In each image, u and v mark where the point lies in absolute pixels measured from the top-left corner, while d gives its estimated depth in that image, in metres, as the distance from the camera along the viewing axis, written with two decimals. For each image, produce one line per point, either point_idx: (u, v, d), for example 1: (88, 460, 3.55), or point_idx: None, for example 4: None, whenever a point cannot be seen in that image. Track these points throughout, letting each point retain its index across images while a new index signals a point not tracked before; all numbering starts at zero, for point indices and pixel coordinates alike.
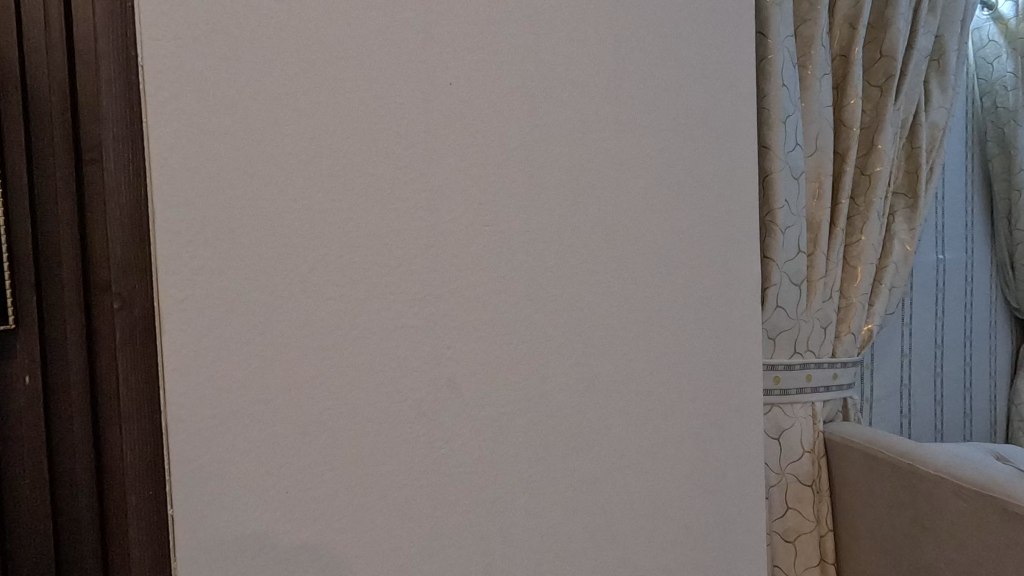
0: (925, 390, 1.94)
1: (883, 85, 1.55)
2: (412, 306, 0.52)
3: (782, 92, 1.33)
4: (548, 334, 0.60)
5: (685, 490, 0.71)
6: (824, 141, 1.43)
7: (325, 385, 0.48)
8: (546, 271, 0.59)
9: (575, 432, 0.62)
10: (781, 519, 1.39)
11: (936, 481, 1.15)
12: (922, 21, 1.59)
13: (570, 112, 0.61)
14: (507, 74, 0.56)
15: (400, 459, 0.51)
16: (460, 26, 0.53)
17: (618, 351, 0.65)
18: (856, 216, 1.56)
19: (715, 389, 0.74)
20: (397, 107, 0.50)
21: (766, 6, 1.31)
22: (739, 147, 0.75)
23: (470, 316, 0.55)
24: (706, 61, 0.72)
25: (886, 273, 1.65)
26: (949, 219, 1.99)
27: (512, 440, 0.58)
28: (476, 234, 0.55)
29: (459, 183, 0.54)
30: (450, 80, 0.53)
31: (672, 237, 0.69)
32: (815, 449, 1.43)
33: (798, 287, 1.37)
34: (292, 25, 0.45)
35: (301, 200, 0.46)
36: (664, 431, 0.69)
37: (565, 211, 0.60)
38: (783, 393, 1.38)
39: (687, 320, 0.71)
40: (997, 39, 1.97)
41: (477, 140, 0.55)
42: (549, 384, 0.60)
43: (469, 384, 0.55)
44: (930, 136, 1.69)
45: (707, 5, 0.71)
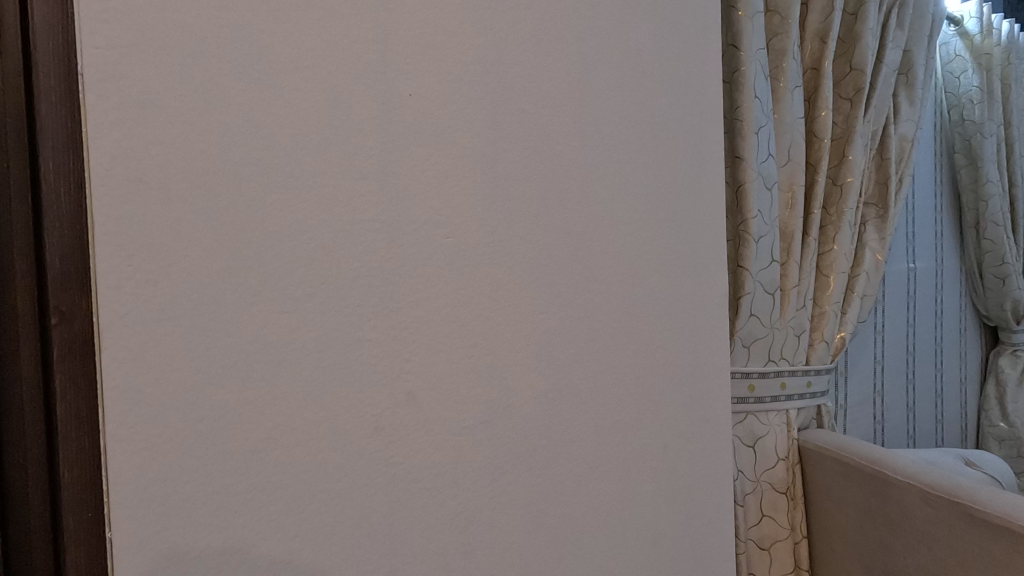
0: (898, 396, 1.98)
1: (853, 98, 1.58)
2: (370, 319, 0.51)
3: (755, 103, 1.34)
4: (512, 347, 0.59)
5: (654, 502, 0.71)
6: (797, 152, 1.45)
7: (278, 401, 0.47)
8: (510, 283, 0.59)
9: (540, 445, 0.61)
10: (756, 528, 1.39)
11: (906, 487, 1.17)
12: (889, 36, 1.63)
13: (534, 123, 0.61)
14: (469, 85, 0.56)
15: (357, 476, 0.50)
16: (421, 36, 0.53)
17: (584, 362, 0.65)
18: (828, 226, 1.59)
19: (683, 400, 0.74)
20: (356, 118, 0.50)
21: (739, 19, 1.33)
22: (706, 159, 0.76)
23: (430, 329, 0.54)
24: (673, 74, 0.72)
25: (858, 282, 1.68)
26: (920, 228, 2.03)
27: (475, 454, 0.57)
28: (438, 246, 0.54)
29: (420, 195, 0.53)
30: (411, 91, 0.52)
31: (640, 249, 0.69)
32: (789, 457, 1.44)
33: (771, 296, 1.38)
34: (244, 34, 0.45)
35: (254, 212, 0.45)
36: (632, 444, 0.69)
37: (530, 222, 0.60)
38: (757, 401, 1.39)
39: (654, 330, 0.71)
40: (963, 54, 2.03)
41: (438, 152, 0.54)
42: (512, 397, 0.59)
43: (429, 399, 0.54)
44: (899, 147, 1.73)
45: (675, 18, 0.72)
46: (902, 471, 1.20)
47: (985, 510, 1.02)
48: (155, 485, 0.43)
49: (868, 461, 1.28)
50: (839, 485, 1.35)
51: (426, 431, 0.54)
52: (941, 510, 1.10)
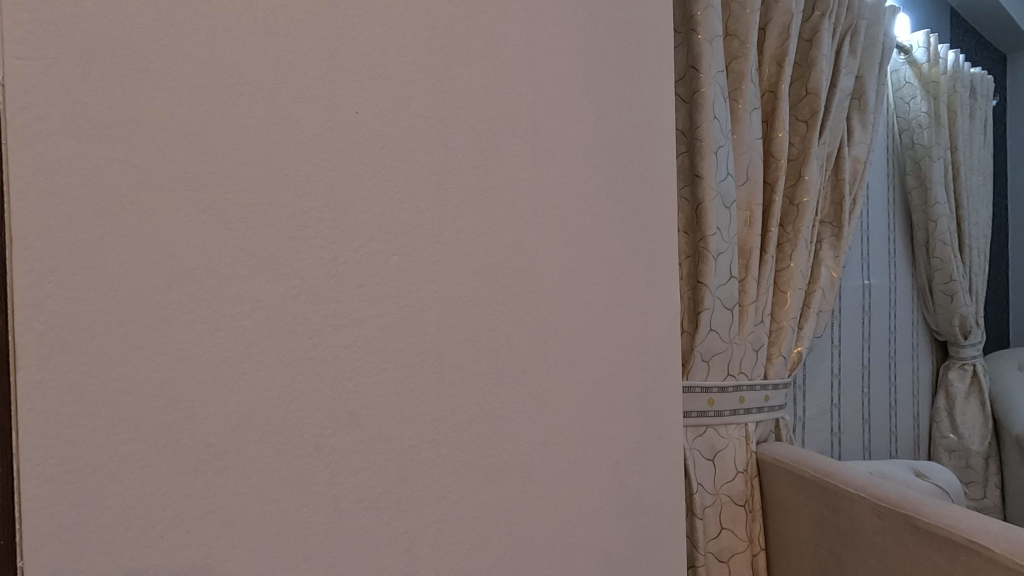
0: (854, 409, 2.04)
1: (808, 120, 1.64)
2: (312, 337, 0.50)
3: (714, 124, 1.38)
4: (460, 365, 0.59)
5: (604, 518, 0.71)
6: (754, 172, 1.49)
7: (211, 421, 0.46)
8: (458, 300, 0.59)
9: (487, 463, 0.61)
10: (716, 540, 1.40)
11: (857, 499, 1.22)
12: (842, 63, 1.71)
13: (485, 141, 0.61)
14: (419, 103, 0.56)
15: (293, 497, 0.49)
16: (369, 53, 0.53)
17: (534, 379, 0.65)
18: (785, 243, 1.64)
19: (634, 416, 0.75)
20: (300, 135, 0.49)
21: (699, 42, 1.37)
22: (659, 180, 0.78)
23: (374, 347, 0.54)
24: (626, 96, 0.74)
25: (815, 298, 1.73)
26: (875, 245, 2.11)
27: (420, 474, 0.56)
28: (384, 263, 0.54)
29: (366, 212, 0.53)
30: (359, 109, 0.53)
31: (591, 268, 0.70)
32: (748, 469, 1.47)
33: (730, 312, 1.41)
34: (182, 49, 0.44)
35: (187, 228, 0.44)
36: (583, 461, 0.69)
37: (480, 239, 0.61)
38: (716, 415, 1.41)
39: (605, 348, 0.72)
40: (912, 81, 2.14)
41: (385, 169, 0.54)
42: (460, 415, 0.59)
43: (373, 418, 0.54)
44: (853, 169, 1.81)
45: (627, 42, 0.74)
46: (852, 484, 1.25)
47: (929, 520, 1.08)
48: (70, 512, 0.41)
49: (821, 474, 1.33)
50: (794, 497, 1.38)
51: (369, 451, 0.53)
52: (889, 521, 1.15)
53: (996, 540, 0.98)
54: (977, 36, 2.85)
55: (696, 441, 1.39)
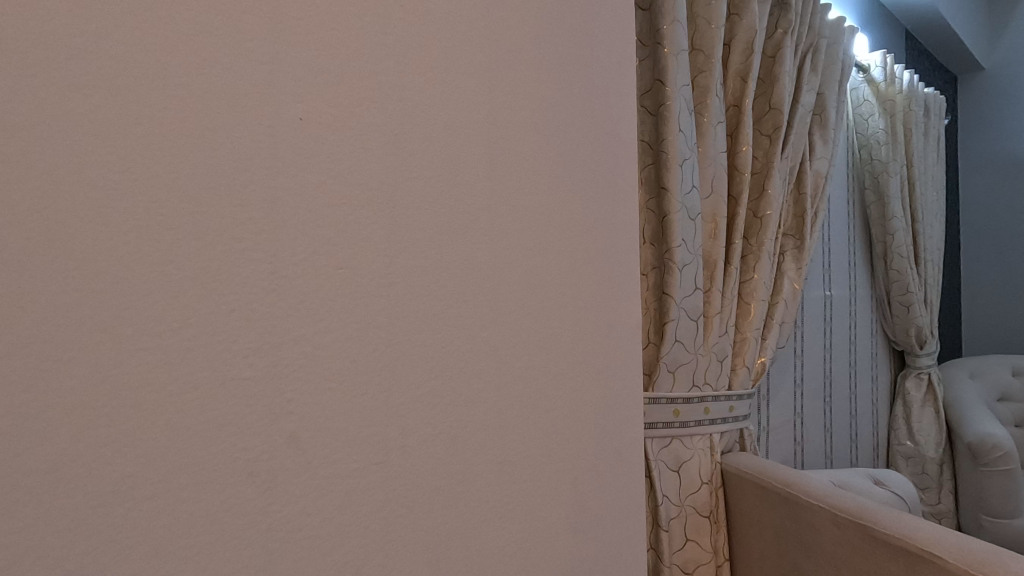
0: (817, 418, 2.07)
1: (772, 135, 1.67)
2: (248, 356, 0.47)
3: (680, 136, 1.39)
4: (410, 384, 0.57)
5: (562, 538, 0.69)
6: (719, 185, 1.51)
7: (133, 447, 0.42)
8: (409, 315, 0.57)
9: (439, 485, 0.59)
10: (681, 552, 1.40)
11: (818, 510, 1.23)
12: (804, 80, 1.75)
13: (439, 152, 0.59)
14: (368, 110, 0.54)
15: (224, 526, 0.46)
16: (314, 57, 0.51)
17: (490, 397, 0.63)
18: (749, 256, 1.66)
19: (594, 433, 0.74)
20: (237, 140, 0.47)
21: (665, 55, 1.38)
22: (620, 193, 0.78)
23: (316, 366, 0.51)
24: (587, 107, 0.73)
25: (778, 309, 1.76)
26: (835, 257, 2.16)
27: (366, 500, 0.54)
28: (329, 278, 0.52)
29: (309, 224, 0.50)
30: (302, 115, 0.50)
31: (551, 281, 0.69)
32: (713, 480, 1.48)
33: (695, 323, 1.41)
34: (104, 48, 0.41)
35: (107, 240, 0.41)
36: (541, 481, 0.67)
37: (434, 252, 0.59)
38: (681, 426, 1.42)
39: (564, 364, 0.70)
40: (870, 99, 2.21)
41: (331, 178, 0.52)
42: (410, 436, 0.57)
43: (313, 440, 0.51)
44: (814, 183, 1.85)
45: (588, 54, 0.74)
46: (812, 494, 1.27)
47: (885, 530, 1.10)
48: None
49: (784, 485, 1.34)
50: (758, 508, 1.40)
51: (309, 477, 0.50)
52: (847, 532, 1.16)
53: (948, 549, 1.00)
54: (931, 57, 2.97)
55: (661, 452, 1.39)
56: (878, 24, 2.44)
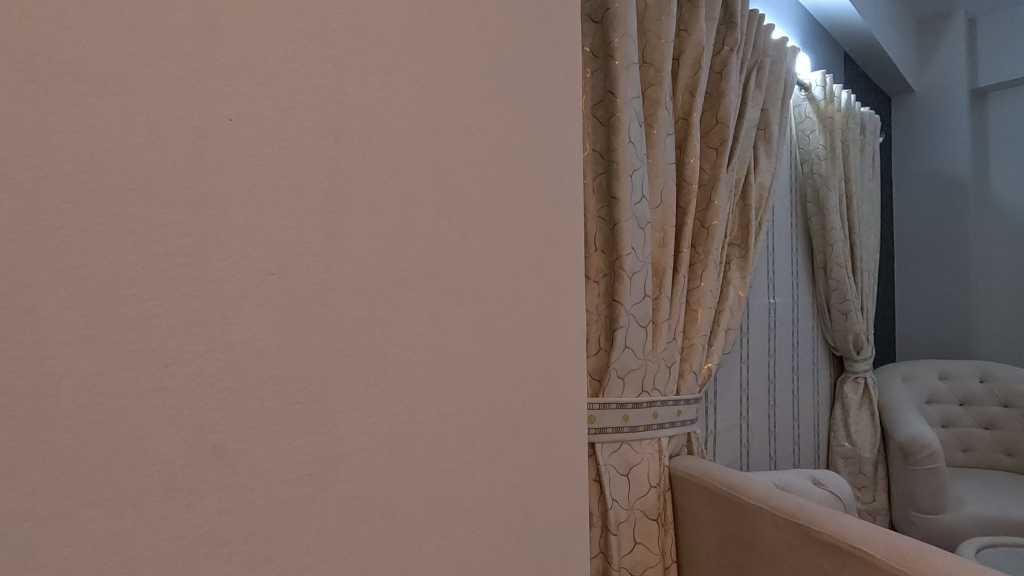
0: (762, 422, 2.15)
1: (718, 147, 1.73)
2: (169, 365, 0.45)
3: (630, 147, 1.42)
4: (346, 392, 0.56)
5: (504, 544, 0.70)
6: (668, 195, 1.55)
7: (38, 461, 0.40)
8: (346, 321, 0.56)
9: (376, 494, 0.58)
10: (630, 555, 1.42)
11: (759, 511, 1.28)
12: (749, 97, 1.82)
13: (380, 156, 0.59)
14: (305, 113, 0.53)
15: (141, 543, 0.44)
16: (246, 57, 0.50)
17: (430, 404, 0.62)
18: (697, 264, 1.71)
19: (537, 439, 0.74)
20: (159, 140, 0.45)
21: (616, 68, 1.42)
22: (565, 201, 0.79)
23: (244, 374, 0.49)
24: (533, 116, 0.74)
25: (724, 317, 1.82)
26: (779, 266, 2.25)
27: (298, 512, 0.52)
28: (259, 284, 0.50)
29: (239, 229, 0.49)
30: (232, 115, 0.49)
31: (495, 288, 0.69)
32: (661, 483, 1.51)
33: (644, 329, 1.44)
34: (11, 39, 0.39)
35: (10, 242, 0.39)
36: (483, 488, 0.67)
37: (373, 258, 0.58)
38: (631, 430, 1.44)
39: (507, 370, 0.71)
40: (811, 116, 2.32)
41: (263, 182, 0.50)
42: (346, 445, 0.56)
43: (241, 451, 0.49)
44: (759, 195, 1.93)
45: (534, 64, 0.75)
46: (754, 495, 1.32)
47: (819, 528, 1.15)
48: None
49: (727, 487, 1.38)
50: (704, 510, 1.43)
51: (234, 490, 0.49)
52: (785, 531, 1.21)
53: (875, 545, 1.06)
54: (867, 78, 3.14)
55: (611, 457, 1.41)
56: (818, 45, 2.56)
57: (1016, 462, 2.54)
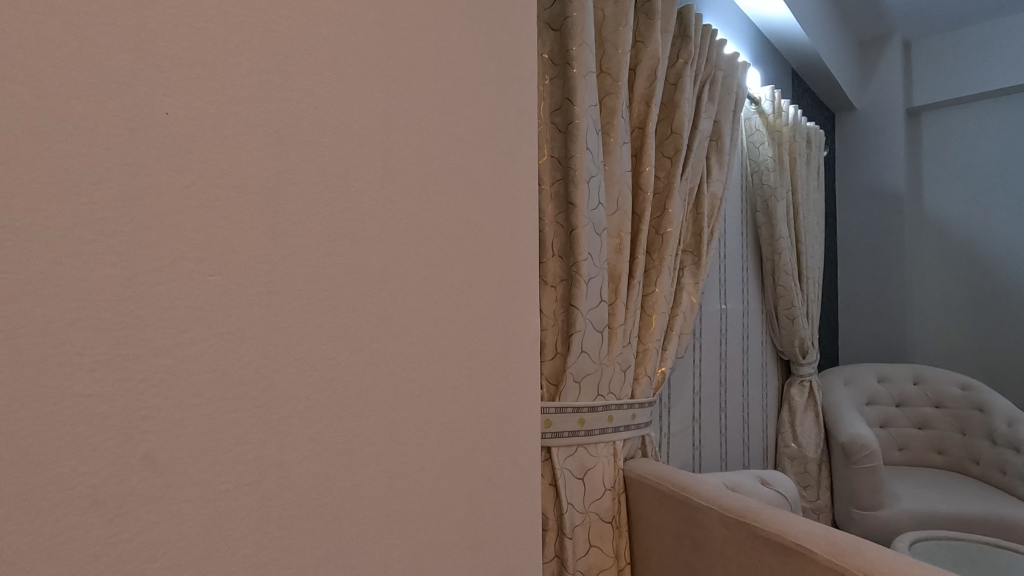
0: (713, 424, 2.20)
1: (673, 157, 1.77)
2: (95, 370, 0.43)
3: (587, 154, 1.44)
4: (290, 398, 0.54)
5: (455, 551, 0.69)
6: (624, 202, 1.58)
7: None
8: (290, 325, 0.54)
9: (320, 503, 0.56)
10: (585, 558, 1.43)
11: (709, 511, 1.31)
12: (702, 108, 1.88)
13: (328, 157, 0.57)
14: (249, 111, 0.51)
15: (61, 560, 0.41)
16: (186, 50, 0.48)
17: (379, 410, 0.61)
18: (652, 270, 1.74)
19: (490, 444, 0.74)
20: (87, 133, 0.43)
21: (574, 76, 1.43)
22: (520, 206, 0.79)
23: (179, 381, 0.47)
24: (487, 120, 0.74)
25: (677, 322, 1.86)
26: (730, 272, 2.32)
27: (236, 524, 0.50)
28: (197, 286, 0.48)
29: (175, 229, 0.47)
30: (169, 110, 0.47)
31: (447, 291, 0.69)
32: (616, 486, 1.52)
33: (600, 334, 1.46)
34: None
35: None
36: (433, 494, 0.67)
37: (319, 261, 0.56)
38: (586, 434, 1.45)
39: (459, 375, 0.70)
40: (761, 129, 2.41)
41: (202, 179, 0.48)
42: (289, 453, 0.54)
43: (174, 461, 0.47)
44: (711, 204, 1.99)
45: (490, 68, 0.75)
46: (704, 496, 1.35)
47: (765, 527, 1.19)
48: None
49: (679, 488, 1.41)
50: (656, 511, 1.46)
51: (165, 502, 0.46)
52: (734, 530, 1.25)
53: (817, 543, 1.10)
54: (813, 94, 3.30)
55: (567, 461, 1.42)
56: (768, 62, 2.67)
57: (946, 460, 2.70)
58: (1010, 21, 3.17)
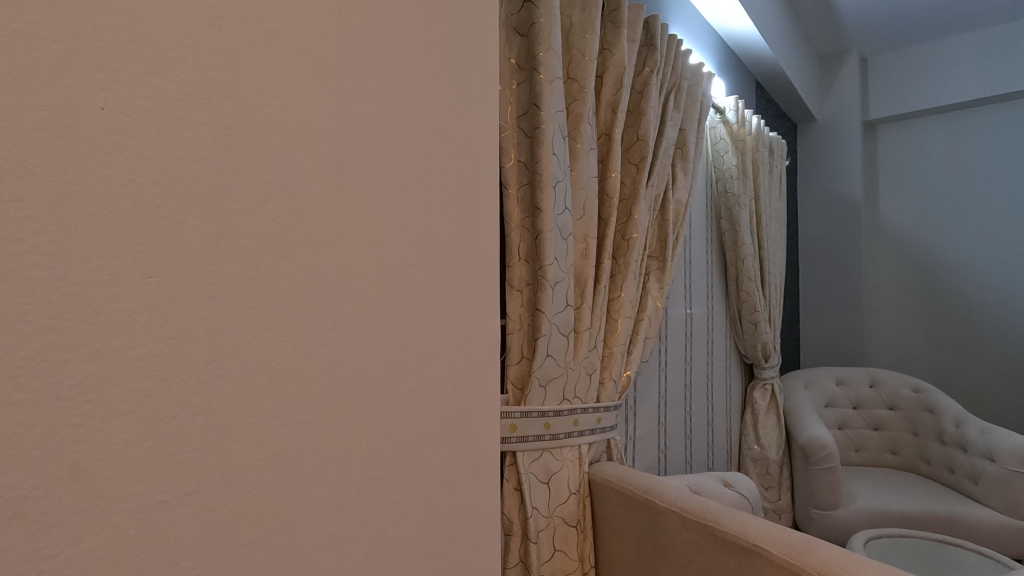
0: (678, 427, 2.23)
1: (638, 163, 1.80)
2: (18, 377, 0.40)
3: (553, 159, 1.44)
4: (234, 405, 0.52)
5: (409, 558, 0.68)
6: (590, 207, 1.59)
7: None
8: (236, 329, 0.52)
9: (266, 513, 0.55)
10: (549, 563, 1.43)
11: (671, 514, 1.33)
12: (668, 117, 1.91)
13: (278, 157, 0.56)
14: (193, 108, 0.50)
15: None
16: (124, 42, 0.46)
17: (330, 416, 0.60)
18: (618, 275, 1.76)
19: (446, 449, 0.73)
20: (11, 126, 0.40)
21: (541, 81, 1.44)
22: (479, 210, 0.79)
23: (112, 387, 0.45)
24: (446, 123, 0.74)
25: (642, 326, 1.88)
26: (695, 278, 2.36)
27: (172, 536, 0.48)
28: (134, 288, 0.46)
29: (109, 228, 0.45)
30: (104, 104, 0.45)
31: (403, 295, 0.68)
32: (581, 490, 1.53)
33: (565, 338, 1.47)
34: None
35: None
36: (387, 501, 0.66)
37: (267, 263, 0.55)
38: (552, 438, 1.45)
39: (415, 381, 0.69)
40: (726, 138, 2.47)
41: (139, 177, 0.46)
42: (234, 461, 0.52)
43: (107, 470, 0.45)
44: (676, 210, 2.02)
45: (449, 71, 0.75)
46: (666, 499, 1.36)
47: (724, 529, 1.21)
48: None
49: (642, 491, 1.42)
50: (620, 514, 1.47)
51: (96, 514, 0.44)
52: (694, 532, 1.27)
53: (773, 543, 1.13)
54: (775, 106, 3.39)
55: (532, 465, 1.41)
56: (732, 72, 2.74)
57: (900, 460, 2.80)
58: (959, 40, 3.34)
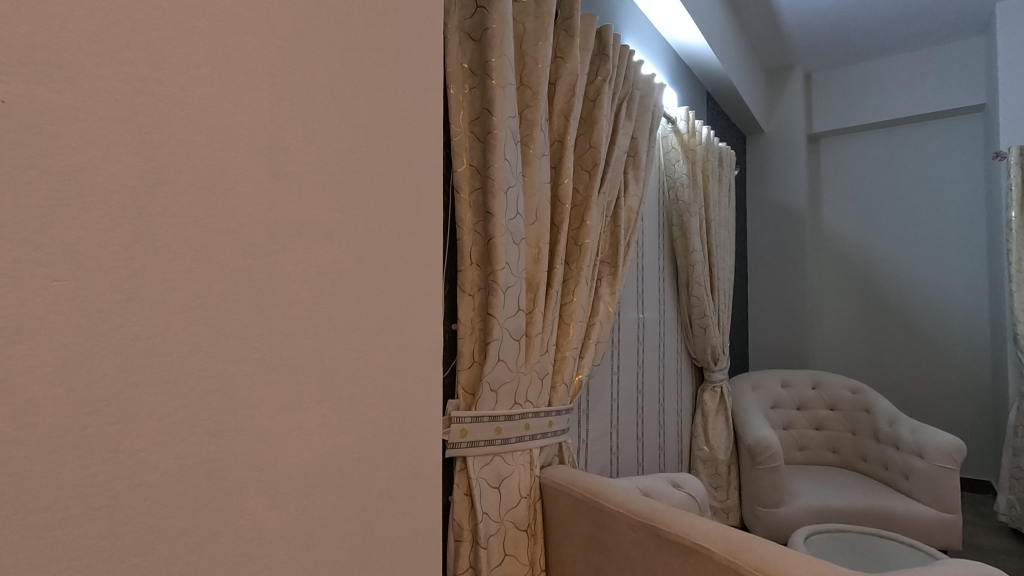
0: (630, 429, 2.27)
1: (591, 170, 1.82)
2: None
3: (505, 165, 1.45)
4: (152, 414, 0.50)
5: (343, 565, 0.67)
6: (542, 212, 1.60)
7: None
8: (155, 335, 0.50)
9: (187, 525, 0.53)
10: (499, 567, 1.43)
11: (619, 515, 1.35)
12: (620, 126, 1.95)
13: (203, 158, 0.54)
14: (109, 105, 0.48)
15: None
16: (29, 35, 0.44)
17: (258, 423, 0.58)
18: (570, 280, 1.78)
19: (385, 456, 0.72)
20: None
21: (492, 87, 1.45)
22: (422, 214, 0.78)
23: (11, 398, 0.42)
24: (386, 126, 0.73)
25: (595, 331, 1.90)
26: (647, 282, 2.42)
27: (82, 552, 0.46)
28: (40, 293, 0.44)
29: (8, 230, 0.42)
30: (5, 97, 0.42)
31: (339, 300, 0.67)
32: (532, 493, 1.53)
33: (517, 342, 1.47)
34: None
35: None
36: (319, 509, 0.64)
37: (191, 266, 0.53)
38: (503, 443, 1.45)
39: (352, 387, 0.68)
40: (677, 147, 2.54)
41: (47, 176, 0.44)
42: (152, 474, 0.50)
43: (5, 485, 0.42)
44: (628, 217, 2.06)
45: (389, 75, 0.74)
46: (614, 500, 1.39)
47: (668, 529, 1.24)
48: None
49: (591, 493, 1.44)
50: (570, 517, 1.48)
51: None
52: (640, 533, 1.29)
53: (713, 541, 1.16)
54: (726, 117, 3.51)
55: (482, 470, 1.41)
56: (683, 84, 2.82)
57: (839, 458, 2.93)
58: (893, 61, 3.55)
